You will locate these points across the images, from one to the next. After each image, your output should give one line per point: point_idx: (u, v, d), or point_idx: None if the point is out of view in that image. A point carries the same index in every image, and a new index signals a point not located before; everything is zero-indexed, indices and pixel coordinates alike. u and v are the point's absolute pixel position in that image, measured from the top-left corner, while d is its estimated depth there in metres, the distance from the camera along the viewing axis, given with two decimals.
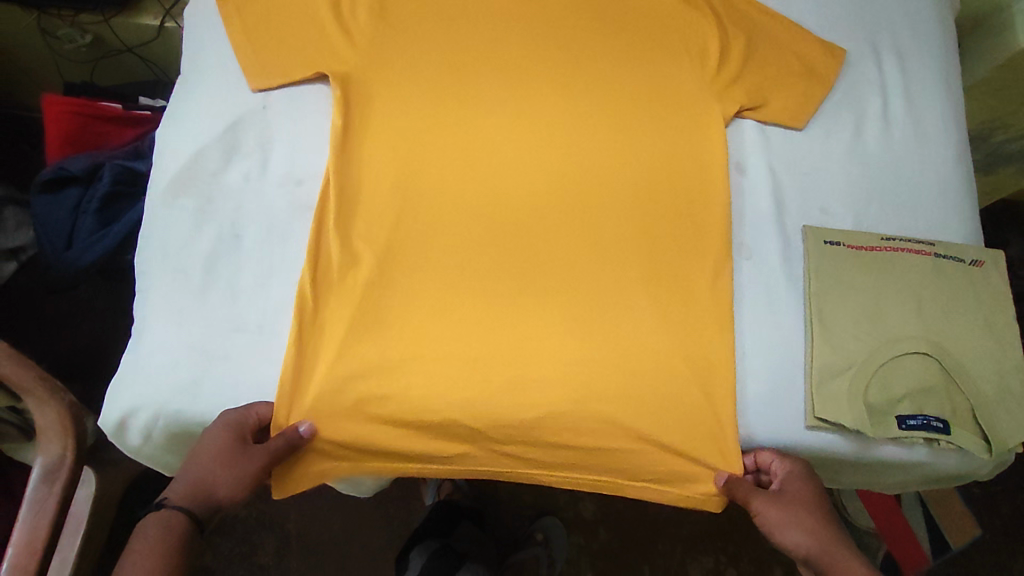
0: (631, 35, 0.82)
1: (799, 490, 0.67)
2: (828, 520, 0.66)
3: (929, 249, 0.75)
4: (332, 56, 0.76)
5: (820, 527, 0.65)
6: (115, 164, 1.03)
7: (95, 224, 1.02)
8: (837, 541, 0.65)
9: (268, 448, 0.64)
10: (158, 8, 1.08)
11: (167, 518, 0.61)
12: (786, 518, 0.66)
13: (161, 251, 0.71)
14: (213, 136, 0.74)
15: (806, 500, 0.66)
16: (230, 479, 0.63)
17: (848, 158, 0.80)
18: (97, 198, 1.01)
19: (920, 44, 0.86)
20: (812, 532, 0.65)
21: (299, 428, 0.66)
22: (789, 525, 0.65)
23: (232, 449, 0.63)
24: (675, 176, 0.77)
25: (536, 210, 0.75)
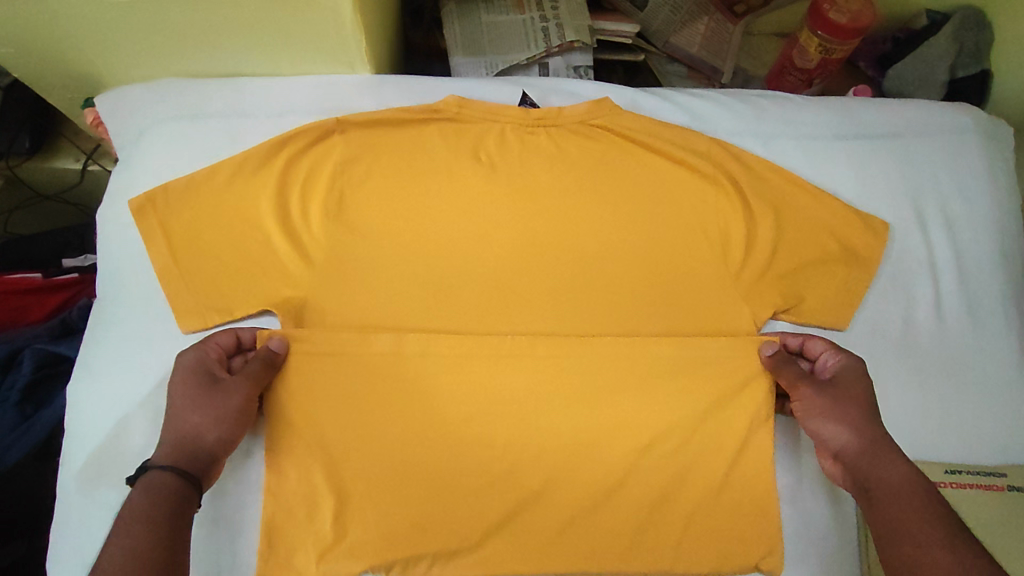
0: (641, 217, 0.68)
1: (851, 375, 0.61)
2: (883, 436, 0.57)
3: (1000, 481, 0.64)
4: (283, 277, 0.62)
5: (865, 410, 0.59)
6: (35, 347, 0.82)
7: (15, 417, 0.78)
8: (886, 446, 0.56)
9: (247, 372, 0.58)
10: (77, 149, 0.90)
11: (151, 481, 0.51)
12: (838, 396, 0.59)
13: (77, 563, 0.56)
14: (137, 398, 0.59)
15: (852, 385, 0.60)
16: (214, 418, 0.56)
17: (900, 363, 0.68)
18: (17, 389, 0.79)
19: (972, 209, 0.74)
20: (853, 415, 0.58)
21: (271, 345, 0.59)
22: (835, 412, 0.59)
23: (203, 388, 0.57)
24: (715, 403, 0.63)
25: (545, 454, 0.61)
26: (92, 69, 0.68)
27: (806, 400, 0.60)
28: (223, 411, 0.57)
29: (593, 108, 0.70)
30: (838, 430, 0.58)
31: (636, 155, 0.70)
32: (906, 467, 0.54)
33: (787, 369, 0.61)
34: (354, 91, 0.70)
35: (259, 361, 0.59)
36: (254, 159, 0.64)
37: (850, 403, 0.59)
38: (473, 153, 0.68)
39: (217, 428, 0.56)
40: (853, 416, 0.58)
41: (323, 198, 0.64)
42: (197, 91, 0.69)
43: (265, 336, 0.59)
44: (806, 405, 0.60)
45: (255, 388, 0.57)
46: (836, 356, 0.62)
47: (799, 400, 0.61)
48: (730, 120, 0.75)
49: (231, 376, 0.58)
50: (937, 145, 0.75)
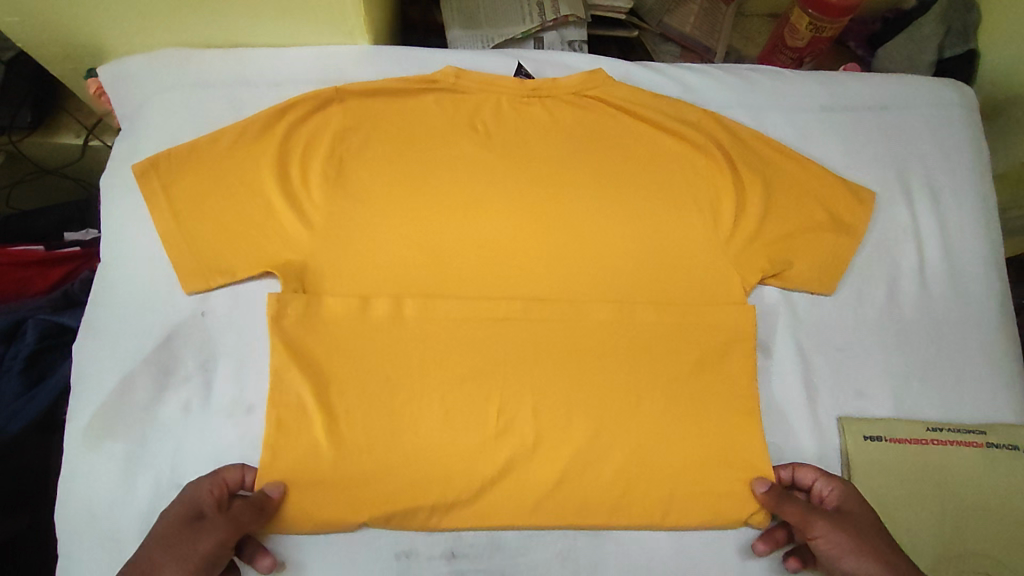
0: (633, 186, 0.70)
1: (846, 483, 0.63)
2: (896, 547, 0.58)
3: (978, 438, 0.66)
4: (283, 241, 0.63)
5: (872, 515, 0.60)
6: (39, 318, 0.82)
7: (20, 386, 0.79)
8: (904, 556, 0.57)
9: (231, 511, 0.55)
10: (78, 124, 0.91)
11: None
12: (849, 512, 0.60)
13: (85, 514, 0.58)
14: (142, 356, 0.61)
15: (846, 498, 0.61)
16: (179, 558, 0.52)
17: (883, 329, 0.70)
18: (20, 358, 0.80)
19: (955, 181, 0.76)
20: (866, 522, 0.59)
21: (266, 491, 0.57)
22: (852, 518, 0.59)
23: (180, 524, 0.54)
24: (701, 363, 0.66)
25: (538, 413, 0.63)
26: (96, 40, 0.70)
27: (826, 537, 0.58)
28: (193, 544, 0.53)
29: (586, 78, 0.72)
30: (863, 543, 0.57)
31: (629, 126, 0.71)
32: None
33: (792, 504, 0.60)
34: (352, 63, 0.72)
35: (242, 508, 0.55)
36: (254, 127, 0.66)
37: (858, 511, 0.60)
38: (470, 124, 0.70)
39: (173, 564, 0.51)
40: (872, 531, 0.58)
41: (322, 166, 0.66)
42: (199, 62, 0.70)
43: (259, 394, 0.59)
44: (821, 532, 0.58)
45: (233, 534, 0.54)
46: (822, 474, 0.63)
47: (817, 538, 0.58)
48: (721, 93, 0.76)
49: (215, 513, 0.55)
50: (921, 120, 0.77)
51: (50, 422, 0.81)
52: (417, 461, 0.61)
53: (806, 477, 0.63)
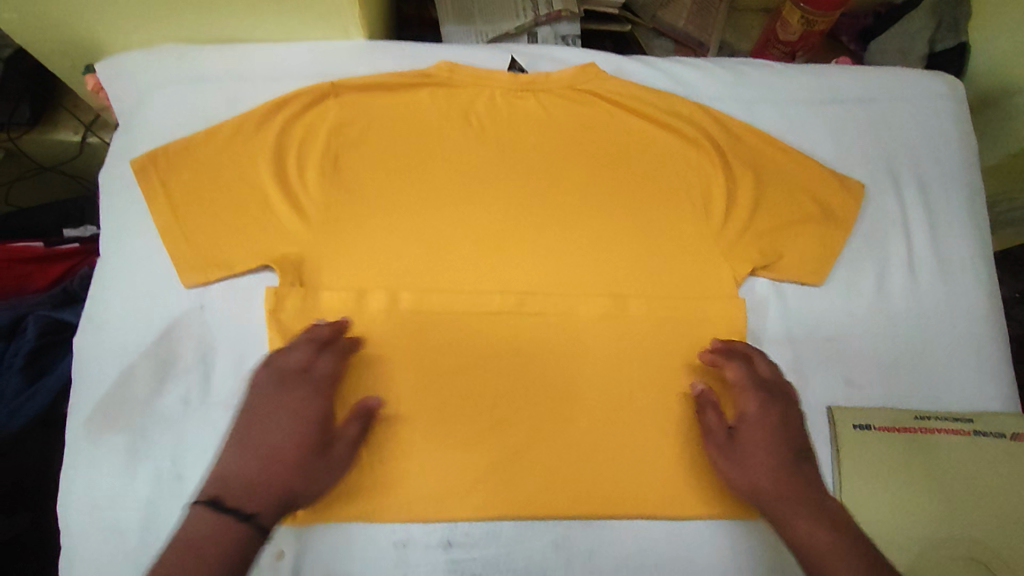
0: (626, 179, 0.71)
1: (752, 402, 0.62)
2: (795, 464, 0.59)
3: (966, 426, 0.67)
4: (280, 233, 0.64)
5: (778, 433, 0.60)
6: (38, 314, 0.83)
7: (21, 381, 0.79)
8: (799, 474, 0.58)
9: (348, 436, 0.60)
10: (76, 121, 0.92)
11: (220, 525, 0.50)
12: (752, 437, 0.61)
13: (86, 505, 0.58)
14: (142, 349, 0.62)
15: (778, 397, 0.63)
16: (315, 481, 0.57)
17: (873, 318, 0.71)
18: (21, 354, 0.80)
19: (943, 173, 0.77)
20: (757, 444, 0.60)
21: (367, 404, 0.61)
22: (745, 445, 0.61)
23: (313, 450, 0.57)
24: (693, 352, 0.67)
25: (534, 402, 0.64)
26: (93, 36, 0.70)
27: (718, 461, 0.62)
28: (320, 456, 0.58)
29: (579, 73, 0.72)
30: (750, 471, 0.59)
31: (622, 120, 0.72)
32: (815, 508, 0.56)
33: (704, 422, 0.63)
34: (347, 57, 0.72)
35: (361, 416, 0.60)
36: (251, 122, 0.67)
37: (757, 436, 0.61)
38: (465, 118, 0.70)
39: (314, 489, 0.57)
40: (773, 456, 0.59)
41: (319, 159, 0.67)
42: (196, 57, 0.71)
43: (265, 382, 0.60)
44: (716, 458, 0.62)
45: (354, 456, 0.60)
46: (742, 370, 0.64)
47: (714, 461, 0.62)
48: (713, 86, 0.77)
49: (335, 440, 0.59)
50: (910, 112, 0.78)
51: (51, 417, 0.82)
52: (415, 449, 0.62)
53: (765, 369, 0.64)
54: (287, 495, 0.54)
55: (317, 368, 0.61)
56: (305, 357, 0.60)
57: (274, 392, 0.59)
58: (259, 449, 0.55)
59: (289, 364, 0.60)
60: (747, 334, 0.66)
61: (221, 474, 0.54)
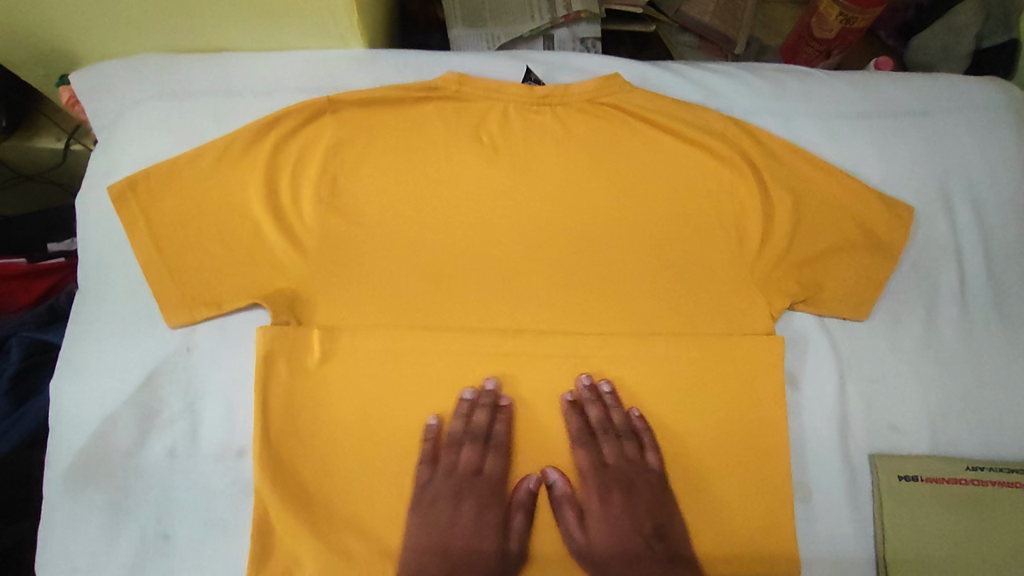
0: (655, 204, 0.64)
1: (617, 491, 0.59)
2: (648, 554, 0.57)
3: (1023, 478, 0.62)
4: (272, 268, 0.58)
5: (622, 525, 0.58)
6: (22, 335, 0.77)
7: (6, 406, 0.73)
8: (653, 567, 0.56)
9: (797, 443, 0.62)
10: (58, 128, 0.86)
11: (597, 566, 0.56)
12: (600, 531, 0.58)
13: (68, 564, 0.54)
14: (124, 397, 0.57)
15: (640, 481, 0.59)
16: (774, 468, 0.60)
17: (921, 357, 0.65)
18: (5, 378, 0.74)
19: (1000, 195, 0.70)
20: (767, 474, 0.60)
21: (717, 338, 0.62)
22: (596, 541, 0.57)
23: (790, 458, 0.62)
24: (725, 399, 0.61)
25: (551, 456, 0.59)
26: (64, 44, 0.64)
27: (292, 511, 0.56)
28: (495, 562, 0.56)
29: (601, 84, 0.65)
30: (610, 565, 0.57)
31: (648, 137, 0.65)
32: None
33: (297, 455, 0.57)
34: (346, 67, 0.66)
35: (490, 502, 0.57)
36: (240, 142, 0.60)
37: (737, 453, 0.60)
38: (475, 136, 0.64)
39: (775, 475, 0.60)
40: (614, 554, 0.57)
41: (315, 184, 0.61)
42: (180, 68, 0.64)
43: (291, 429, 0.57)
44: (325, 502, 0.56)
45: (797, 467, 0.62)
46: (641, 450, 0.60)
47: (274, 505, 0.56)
48: (747, 97, 0.70)
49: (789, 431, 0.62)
50: (963, 126, 0.71)
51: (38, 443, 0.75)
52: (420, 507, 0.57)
53: (596, 416, 0.59)
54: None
55: (490, 468, 0.58)
56: (476, 454, 0.58)
57: (449, 496, 0.57)
58: (436, 547, 0.55)
59: (513, 420, 0.59)
60: (609, 394, 0.60)
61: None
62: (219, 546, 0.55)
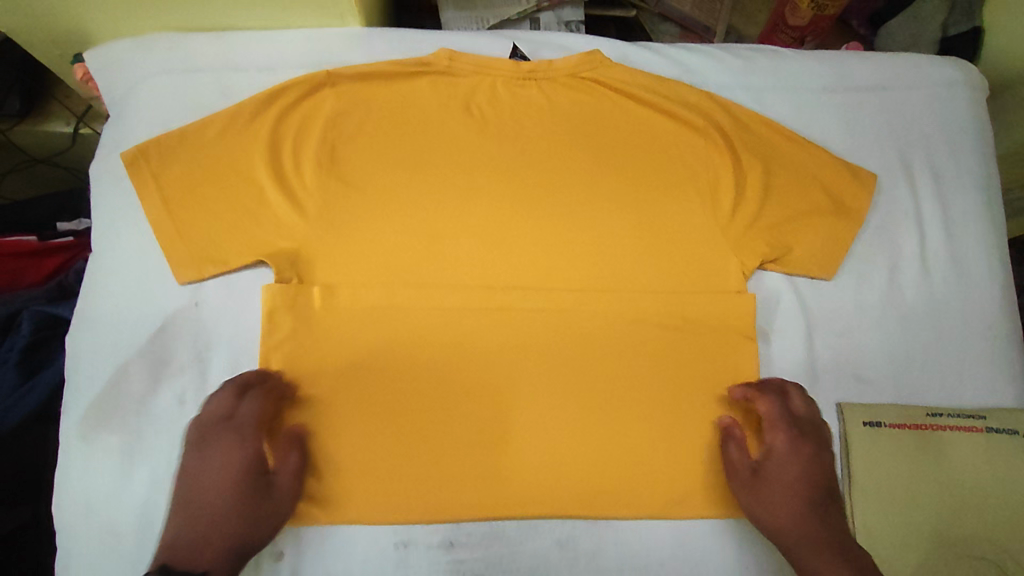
0: (634, 173, 0.68)
1: (811, 443, 0.61)
2: (823, 509, 0.58)
3: (979, 423, 0.66)
4: (275, 228, 0.62)
5: (807, 473, 0.59)
6: (33, 309, 0.79)
7: (16, 378, 0.75)
8: (829, 520, 0.57)
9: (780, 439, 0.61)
10: (67, 111, 0.90)
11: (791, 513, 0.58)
12: (782, 476, 0.59)
13: (83, 506, 0.58)
14: (136, 349, 0.60)
15: (812, 440, 0.61)
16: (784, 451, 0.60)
17: (883, 312, 0.69)
18: (16, 350, 0.76)
19: (957, 164, 0.74)
20: (807, 481, 0.59)
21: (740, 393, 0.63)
22: (772, 495, 0.59)
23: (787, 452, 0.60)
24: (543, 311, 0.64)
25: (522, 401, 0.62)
26: (79, 23, 0.68)
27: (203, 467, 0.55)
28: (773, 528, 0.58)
29: (584, 60, 0.70)
30: (778, 512, 0.58)
31: (628, 109, 0.70)
32: (827, 536, 0.56)
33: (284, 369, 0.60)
34: (343, 45, 0.70)
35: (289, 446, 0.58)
36: (246, 112, 0.65)
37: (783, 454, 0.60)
38: (465, 108, 0.68)
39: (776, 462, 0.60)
40: (786, 508, 0.58)
41: (315, 151, 0.65)
42: (188, 46, 0.68)
43: (294, 377, 0.61)
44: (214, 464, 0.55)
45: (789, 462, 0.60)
46: (784, 390, 0.63)
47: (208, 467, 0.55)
48: (721, 74, 0.75)
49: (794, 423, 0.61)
50: (923, 101, 0.76)
51: (49, 413, 0.77)
52: (413, 450, 0.61)
53: (582, 367, 0.64)
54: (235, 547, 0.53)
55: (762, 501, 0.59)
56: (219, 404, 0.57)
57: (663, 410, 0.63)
58: (206, 513, 0.53)
59: (500, 371, 0.63)
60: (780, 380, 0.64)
61: (171, 539, 0.52)
62: None
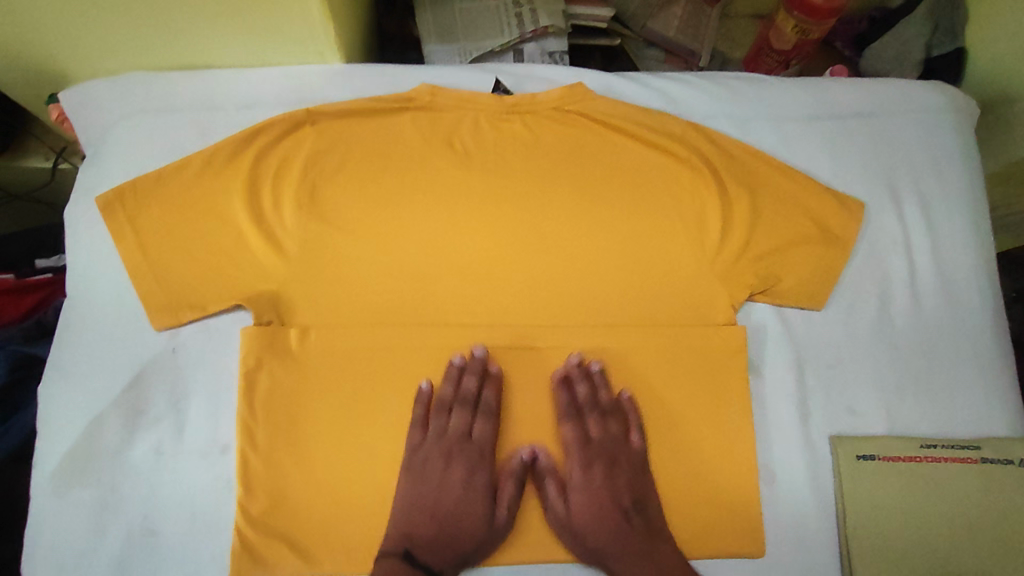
0: (619, 205, 0.68)
1: (634, 472, 0.62)
2: (621, 522, 0.60)
3: (974, 453, 0.65)
4: (253, 270, 0.61)
5: (601, 496, 0.61)
6: (9, 348, 0.76)
7: None
8: (623, 533, 0.60)
9: (698, 475, 0.63)
10: (46, 147, 0.88)
11: (584, 514, 0.61)
12: (598, 493, 0.61)
13: (55, 562, 0.56)
14: (110, 398, 0.59)
15: (702, 451, 0.63)
16: (613, 489, 0.62)
17: (875, 342, 0.69)
18: None
19: (944, 189, 0.74)
20: (621, 503, 0.61)
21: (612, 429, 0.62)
22: (576, 514, 0.61)
23: (641, 475, 0.62)
24: (563, 374, 0.63)
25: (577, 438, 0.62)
26: (54, 64, 0.67)
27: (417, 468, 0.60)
28: (582, 523, 0.60)
29: (567, 93, 0.69)
30: (581, 506, 0.61)
31: (613, 141, 0.69)
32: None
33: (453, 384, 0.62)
34: (323, 82, 0.69)
35: (611, 461, 0.62)
36: (223, 152, 0.63)
37: (588, 501, 0.61)
38: (448, 144, 0.67)
39: (590, 492, 0.61)
40: (593, 520, 0.60)
41: (295, 191, 0.63)
42: (165, 85, 0.67)
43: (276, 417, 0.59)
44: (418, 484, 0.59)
45: (609, 486, 0.62)
46: (713, 429, 0.64)
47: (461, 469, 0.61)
48: (705, 104, 0.75)
49: (630, 448, 0.63)
50: (906, 127, 0.76)
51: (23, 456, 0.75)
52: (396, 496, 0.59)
53: (571, 403, 0.63)
54: (460, 552, 0.58)
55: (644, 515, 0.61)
56: (342, 399, 0.60)
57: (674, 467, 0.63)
58: (418, 507, 0.59)
59: (486, 415, 0.62)
60: (597, 375, 0.63)
61: (404, 528, 0.58)
62: (202, 543, 0.57)
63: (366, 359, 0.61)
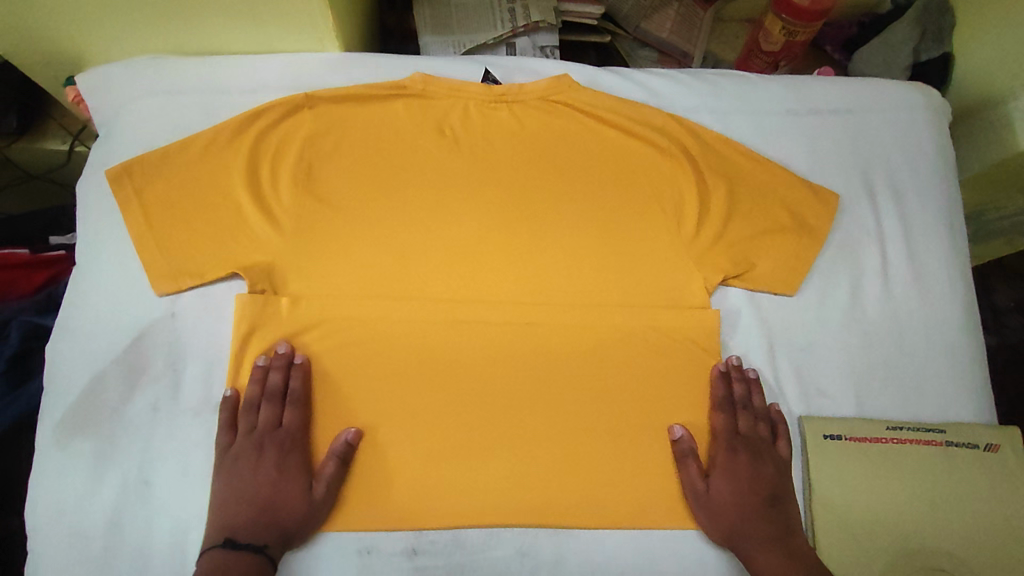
0: (600, 191, 0.71)
1: (745, 455, 0.65)
2: (765, 515, 0.62)
3: (939, 437, 0.67)
4: (249, 242, 0.64)
5: (743, 487, 0.63)
6: (21, 319, 0.79)
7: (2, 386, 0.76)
8: (769, 521, 0.62)
9: (772, 465, 0.65)
10: (63, 131, 0.93)
11: (742, 497, 0.63)
12: (740, 479, 0.63)
13: (54, 509, 0.59)
14: (112, 357, 0.63)
15: (769, 454, 0.66)
16: (744, 475, 0.64)
17: (845, 328, 0.71)
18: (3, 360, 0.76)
19: (918, 184, 0.76)
20: (761, 494, 0.63)
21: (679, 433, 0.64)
22: (720, 496, 0.63)
23: (746, 464, 0.64)
24: (638, 373, 0.67)
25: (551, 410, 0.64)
26: (73, 48, 0.71)
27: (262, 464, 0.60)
28: (723, 509, 0.62)
29: (553, 84, 0.72)
30: (725, 504, 0.62)
31: (595, 131, 0.73)
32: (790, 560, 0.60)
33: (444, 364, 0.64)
34: (322, 70, 0.73)
35: (689, 455, 0.64)
36: (226, 131, 0.67)
37: (728, 488, 0.63)
38: (438, 129, 0.71)
39: (743, 473, 0.64)
40: (738, 506, 0.62)
41: (292, 169, 0.67)
42: (175, 69, 0.72)
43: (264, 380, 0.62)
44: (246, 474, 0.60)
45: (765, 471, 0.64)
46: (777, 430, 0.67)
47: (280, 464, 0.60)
48: (687, 97, 0.78)
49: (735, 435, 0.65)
50: (882, 125, 0.78)
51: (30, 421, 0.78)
52: (376, 459, 0.62)
53: (547, 377, 0.66)
54: (284, 532, 0.58)
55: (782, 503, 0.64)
56: (274, 411, 0.62)
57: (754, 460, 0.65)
58: (234, 500, 0.59)
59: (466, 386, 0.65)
60: (754, 377, 0.68)
61: (224, 521, 0.58)
62: (194, 496, 0.60)
63: (353, 328, 0.64)
